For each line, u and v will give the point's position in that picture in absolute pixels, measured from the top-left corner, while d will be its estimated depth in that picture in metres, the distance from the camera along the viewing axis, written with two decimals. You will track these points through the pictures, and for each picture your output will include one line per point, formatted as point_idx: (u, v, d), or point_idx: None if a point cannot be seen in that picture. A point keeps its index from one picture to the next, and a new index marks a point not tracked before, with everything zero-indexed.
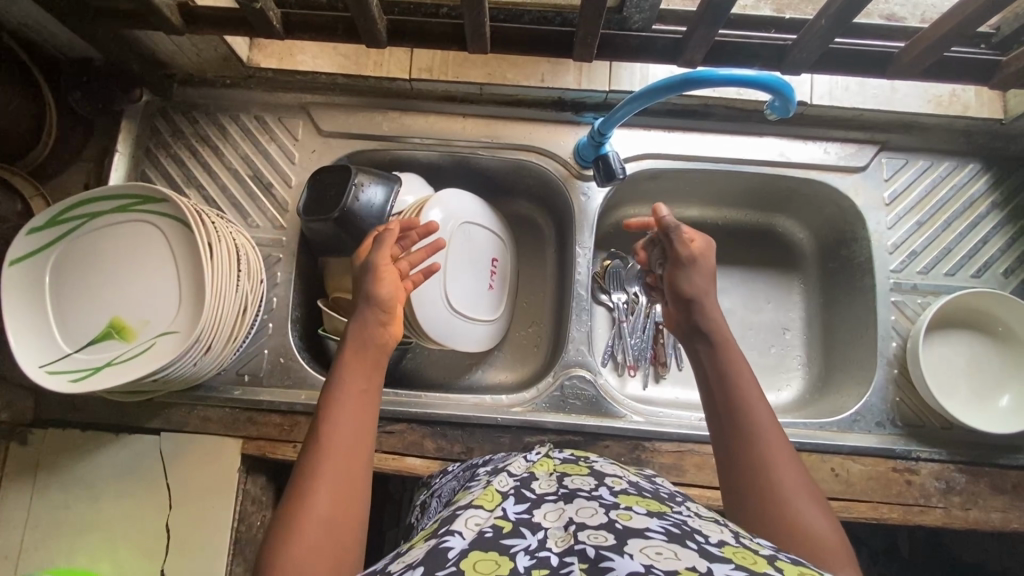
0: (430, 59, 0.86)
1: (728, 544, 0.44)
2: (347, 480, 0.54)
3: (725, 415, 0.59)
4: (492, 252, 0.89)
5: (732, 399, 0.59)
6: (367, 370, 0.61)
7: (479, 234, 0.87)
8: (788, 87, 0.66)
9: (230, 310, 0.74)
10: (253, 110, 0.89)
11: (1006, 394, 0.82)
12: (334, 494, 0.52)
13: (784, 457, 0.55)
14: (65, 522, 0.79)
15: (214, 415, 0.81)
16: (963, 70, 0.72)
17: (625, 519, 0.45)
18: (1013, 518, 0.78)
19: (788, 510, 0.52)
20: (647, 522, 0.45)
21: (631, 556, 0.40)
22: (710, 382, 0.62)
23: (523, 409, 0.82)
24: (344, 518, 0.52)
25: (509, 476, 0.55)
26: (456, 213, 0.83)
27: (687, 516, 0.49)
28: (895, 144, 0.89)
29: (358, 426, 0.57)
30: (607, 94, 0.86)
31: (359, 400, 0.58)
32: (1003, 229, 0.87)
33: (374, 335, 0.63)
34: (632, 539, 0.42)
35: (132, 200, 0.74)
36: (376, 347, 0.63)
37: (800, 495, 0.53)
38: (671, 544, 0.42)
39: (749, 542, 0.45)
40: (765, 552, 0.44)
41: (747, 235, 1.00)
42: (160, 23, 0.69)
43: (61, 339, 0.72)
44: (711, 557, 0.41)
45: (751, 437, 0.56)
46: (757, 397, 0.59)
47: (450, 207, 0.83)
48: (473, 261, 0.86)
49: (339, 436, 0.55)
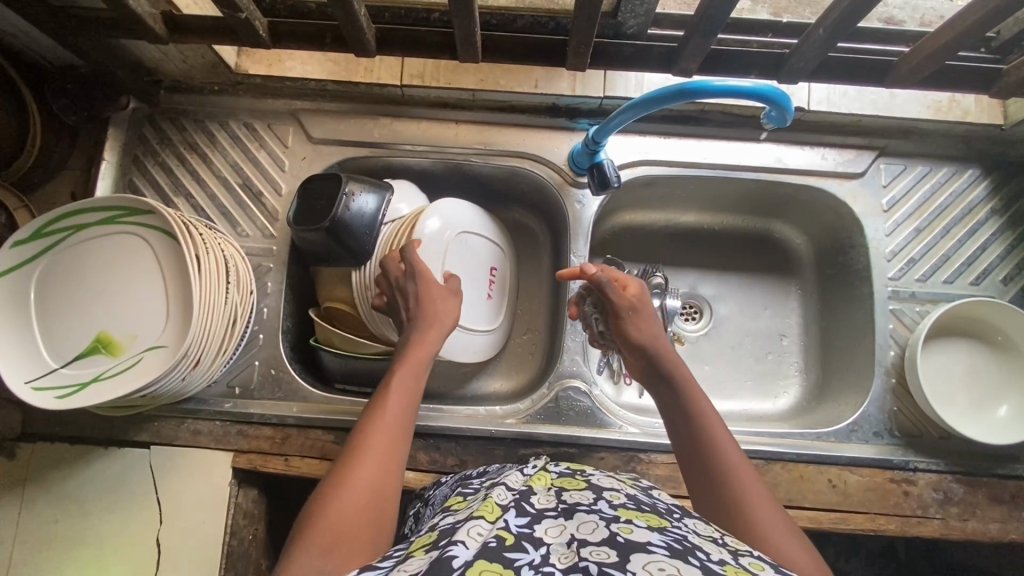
0: (422, 65, 0.84)
1: (728, 563, 0.43)
2: (390, 463, 0.55)
3: (690, 452, 0.58)
4: (490, 262, 0.88)
5: (693, 436, 0.59)
6: (417, 369, 0.65)
7: (476, 244, 0.86)
8: (785, 98, 0.65)
9: (219, 323, 0.73)
10: (242, 117, 0.88)
11: (1005, 404, 0.81)
12: (376, 473, 0.54)
13: (750, 484, 0.54)
14: (52, 538, 0.78)
15: (204, 428, 0.80)
16: (964, 77, 0.71)
17: (627, 532, 0.45)
18: (1011, 529, 0.77)
19: (762, 536, 0.50)
20: (648, 536, 0.45)
21: (633, 573, 0.39)
22: (677, 421, 0.61)
23: (517, 421, 0.81)
24: (383, 498, 0.53)
25: (508, 489, 0.54)
26: (453, 223, 0.82)
27: (687, 530, 0.48)
28: (893, 150, 0.88)
29: (404, 416, 0.60)
30: (601, 100, 0.85)
31: (407, 394, 0.62)
32: (1002, 237, 0.86)
33: (427, 339, 0.68)
34: (635, 554, 0.41)
35: (117, 212, 0.73)
36: (427, 350, 0.67)
37: (771, 521, 0.51)
38: (673, 559, 0.41)
39: (748, 562, 0.44)
40: (767, 573, 0.43)
41: (744, 240, 0.99)
42: (143, 32, 0.67)
43: (46, 355, 0.70)
44: (713, 575, 0.40)
45: (717, 468, 0.56)
46: (713, 432, 0.58)
47: (446, 216, 0.82)
48: (472, 270, 0.84)
49: (387, 422, 0.58)
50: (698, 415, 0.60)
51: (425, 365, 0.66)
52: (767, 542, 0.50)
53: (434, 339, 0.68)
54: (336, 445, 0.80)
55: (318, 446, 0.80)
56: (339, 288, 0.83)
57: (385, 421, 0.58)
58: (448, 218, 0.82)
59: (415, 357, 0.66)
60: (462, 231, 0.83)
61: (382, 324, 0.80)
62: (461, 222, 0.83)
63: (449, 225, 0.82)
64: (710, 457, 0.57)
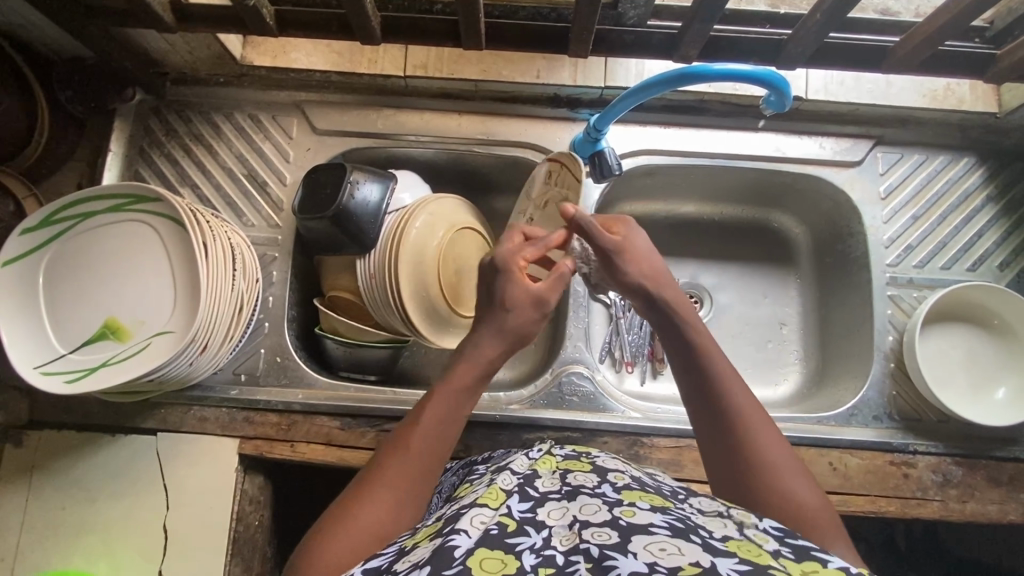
0: (426, 56, 0.86)
1: (733, 538, 0.44)
2: (412, 493, 0.54)
3: (699, 392, 0.58)
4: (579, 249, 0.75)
5: (701, 375, 0.58)
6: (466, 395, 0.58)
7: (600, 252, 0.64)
8: (784, 82, 0.67)
9: (226, 309, 0.74)
10: (247, 109, 0.89)
11: (1002, 386, 0.83)
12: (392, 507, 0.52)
13: (762, 427, 0.56)
14: (60, 524, 0.78)
15: (210, 415, 0.81)
16: (959, 63, 0.72)
17: (629, 516, 0.45)
18: (1009, 510, 0.78)
19: (772, 484, 0.53)
20: (650, 518, 0.45)
21: (634, 555, 0.40)
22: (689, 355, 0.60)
23: (521, 406, 0.82)
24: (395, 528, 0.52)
25: (511, 474, 0.54)
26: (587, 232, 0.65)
27: (692, 510, 0.49)
28: (890, 138, 0.89)
29: (436, 447, 0.56)
30: (602, 90, 0.86)
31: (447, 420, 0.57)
32: (998, 223, 0.88)
33: (485, 356, 0.59)
34: (636, 535, 0.42)
35: (125, 200, 0.73)
36: (479, 371, 0.59)
37: (786, 471, 0.53)
38: (674, 539, 0.42)
39: (753, 533, 0.45)
40: (770, 546, 0.43)
41: (743, 230, 1.00)
42: (152, 21, 0.68)
43: (56, 340, 0.71)
44: (716, 551, 0.41)
45: (729, 412, 0.56)
46: (726, 375, 0.58)
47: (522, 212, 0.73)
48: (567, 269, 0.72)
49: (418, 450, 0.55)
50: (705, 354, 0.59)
51: (475, 387, 0.59)
52: (787, 493, 0.52)
53: (495, 356, 0.60)
54: (341, 431, 0.81)
55: (324, 432, 0.81)
56: (341, 277, 0.84)
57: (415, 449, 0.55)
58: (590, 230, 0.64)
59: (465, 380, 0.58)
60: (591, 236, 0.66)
61: (385, 312, 0.81)
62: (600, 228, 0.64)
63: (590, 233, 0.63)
64: (718, 399, 0.57)
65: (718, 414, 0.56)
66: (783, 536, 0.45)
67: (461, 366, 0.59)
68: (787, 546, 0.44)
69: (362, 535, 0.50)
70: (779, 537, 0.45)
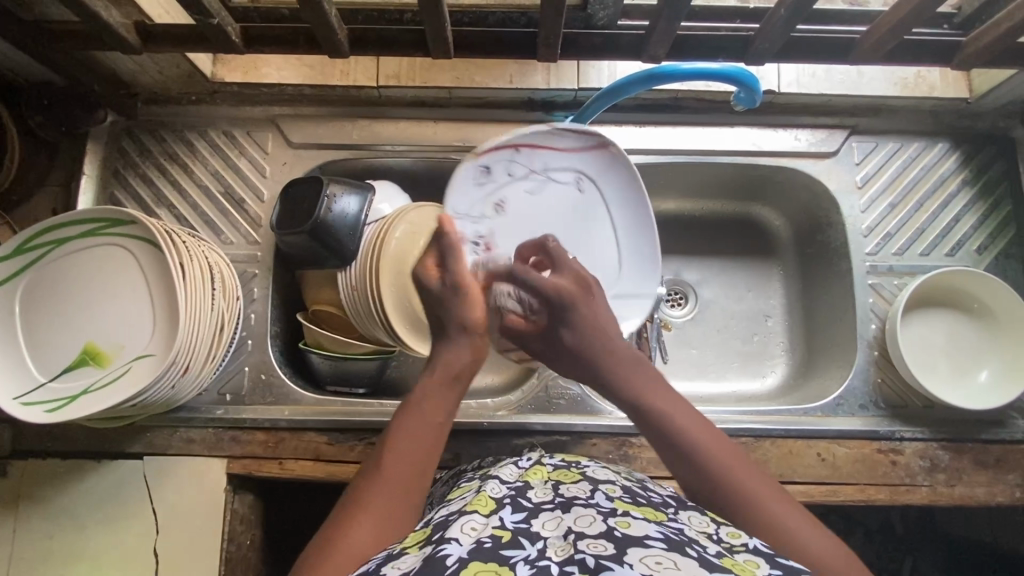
0: (397, 65, 0.85)
1: (724, 556, 0.44)
2: (398, 510, 0.54)
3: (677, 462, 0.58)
4: (583, 164, 0.69)
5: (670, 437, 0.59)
6: (441, 397, 0.61)
7: (585, 146, 0.67)
8: (753, 79, 0.68)
9: (207, 330, 0.73)
10: (221, 126, 0.88)
11: (984, 369, 0.83)
12: (376, 527, 0.52)
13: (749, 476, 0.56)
14: (49, 554, 0.78)
15: (197, 436, 0.81)
16: (927, 52, 0.72)
17: (624, 526, 0.45)
18: (997, 492, 0.79)
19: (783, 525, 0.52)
20: (646, 528, 0.45)
21: (630, 565, 0.40)
22: (653, 425, 0.60)
23: (508, 412, 0.82)
24: (383, 542, 0.51)
25: (501, 483, 0.54)
26: (504, 166, 0.64)
27: (685, 524, 0.49)
28: (865, 127, 0.89)
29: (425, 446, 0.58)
30: (576, 92, 0.85)
31: (422, 429, 0.59)
32: (975, 207, 0.88)
33: (452, 361, 0.63)
34: (631, 547, 0.42)
35: (98, 224, 0.73)
36: (449, 374, 0.62)
37: (781, 506, 0.53)
38: (670, 552, 0.42)
39: (743, 559, 0.44)
40: (762, 571, 0.43)
41: (725, 225, 1.00)
42: (116, 42, 0.68)
43: (35, 370, 0.71)
44: (711, 567, 0.41)
45: (711, 472, 0.56)
46: (709, 444, 0.57)
47: (489, 184, 0.64)
48: (581, 208, 0.70)
49: (396, 463, 0.56)
50: (664, 414, 0.60)
51: (450, 392, 0.61)
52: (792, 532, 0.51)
53: (461, 359, 0.63)
54: (331, 446, 0.81)
55: (313, 448, 0.80)
56: (325, 290, 0.83)
57: (391, 464, 0.56)
58: (492, 171, 0.63)
59: (436, 387, 0.61)
60: (496, 168, 0.63)
61: (368, 323, 0.80)
62: (519, 149, 0.64)
63: (500, 150, 0.62)
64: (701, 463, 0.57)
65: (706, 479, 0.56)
66: (773, 557, 0.45)
67: (433, 376, 0.62)
68: (777, 570, 0.43)
69: (348, 559, 0.49)
70: (769, 560, 0.45)
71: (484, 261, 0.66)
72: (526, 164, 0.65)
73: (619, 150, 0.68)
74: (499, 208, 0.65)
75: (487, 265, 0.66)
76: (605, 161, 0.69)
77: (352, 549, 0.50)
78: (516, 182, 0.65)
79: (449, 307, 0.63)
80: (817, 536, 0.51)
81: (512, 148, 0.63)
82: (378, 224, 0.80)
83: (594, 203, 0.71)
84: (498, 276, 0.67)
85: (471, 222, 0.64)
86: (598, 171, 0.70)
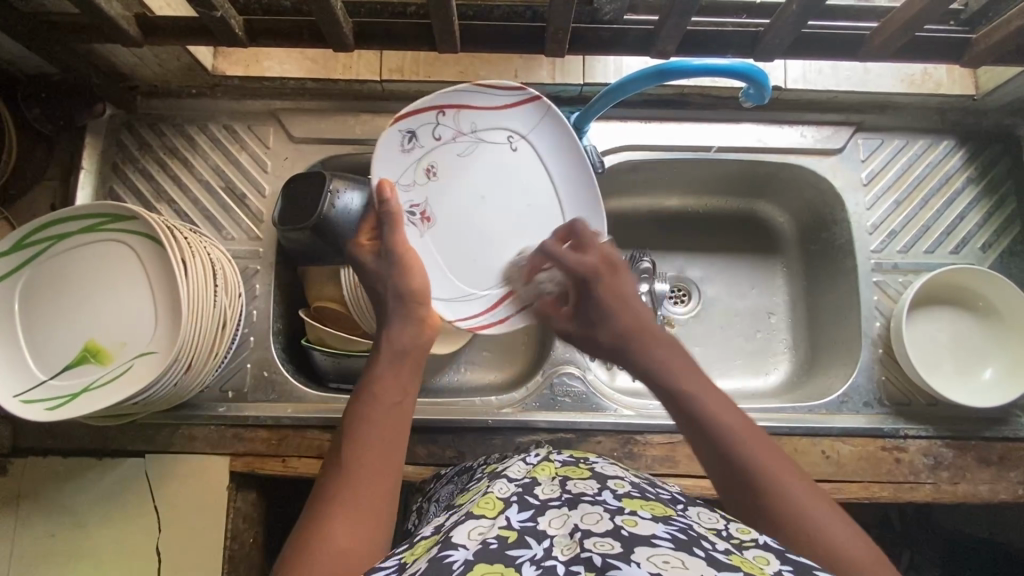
0: (400, 60, 0.84)
1: (733, 553, 0.43)
2: (376, 503, 0.51)
3: (701, 444, 0.54)
4: (515, 124, 0.75)
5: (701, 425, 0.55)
6: (395, 378, 0.59)
7: (511, 102, 0.74)
8: (762, 75, 0.68)
9: (210, 327, 0.72)
10: (222, 119, 0.87)
11: (988, 367, 0.83)
12: (351, 519, 0.49)
13: (784, 471, 0.51)
14: (50, 553, 0.77)
15: (199, 433, 0.80)
16: (936, 49, 0.72)
17: (631, 525, 0.45)
18: (1000, 489, 0.79)
19: (810, 524, 0.48)
20: (652, 528, 0.45)
21: (638, 564, 0.40)
22: (685, 408, 0.56)
23: (513, 410, 0.82)
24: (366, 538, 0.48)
25: (509, 482, 0.53)
26: (429, 129, 0.72)
27: (693, 521, 0.48)
28: (871, 124, 0.89)
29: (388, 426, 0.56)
30: (581, 87, 0.85)
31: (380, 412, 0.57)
32: (980, 205, 0.88)
33: (397, 341, 0.63)
34: (638, 546, 0.42)
35: (100, 220, 0.72)
36: (393, 353, 0.61)
37: (817, 508, 0.49)
38: (678, 552, 0.41)
39: (754, 555, 0.43)
40: (772, 567, 0.42)
41: (728, 221, 1.00)
42: (116, 35, 0.67)
43: (35, 367, 0.70)
44: (719, 565, 0.41)
45: (743, 464, 0.52)
46: (739, 427, 0.54)
47: (421, 143, 0.72)
48: (512, 162, 0.76)
49: (362, 451, 0.53)
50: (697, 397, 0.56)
51: (399, 371, 0.60)
52: (818, 533, 0.47)
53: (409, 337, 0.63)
54: (334, 443, 0.80)
55: (316, 445, 0.80)
56: (326, 287, 0.83)
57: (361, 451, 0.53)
58: (418, 135, 0.72)
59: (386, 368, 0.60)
60: (440, 130, 0.73)
61: (373, 321, 0.79)
62: (445, 110, 0.73)
63: (432, 117, 0.72)
64: (722, 444, 0.53)
65: (726, 461, 0.52)
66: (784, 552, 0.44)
67: (382, 361, 0.60)
68: (789, 566, 0.42)
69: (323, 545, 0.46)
70: (781, 556, 0.44)
71: (422, 223, 0.73)
72: (452, 127, 0.73)
73: (546, 104, 0.74)
74: (430, 172, 0.73)
75: (425, 231, 0.73)
76: (537, 119, 0.75)
77: (334, 546, 0.46)
78: (447, 146, 0.73)
79: (387, 278, 0.66)
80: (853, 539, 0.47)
81: (437, 111, 0.72)
82: None
83: (528, 158, 0.76)
84: (433, 243, 0.74)
85: (405, 188, 0.73)
86: (530, 128, 0.75)
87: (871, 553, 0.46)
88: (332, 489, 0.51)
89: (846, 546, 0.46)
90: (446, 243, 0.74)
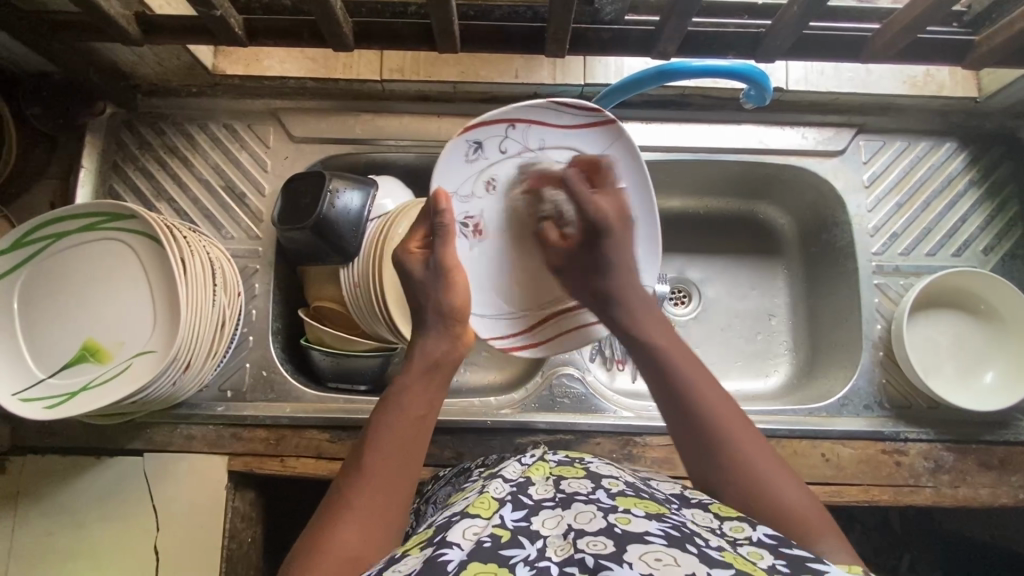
0: (401, 59, 0.84)
1: (726, 550, 0.43)
2: (385, 514, 0.51)
3: (666, 398, 0.57)
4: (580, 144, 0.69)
5: (666, 382, 0.58)
6: (424, 391, 0.58)
7: (584, 123, 0.67)
8: (762, 76, 0.70)
9: (208, 324, 0.72)
10: (221, 118, 0.87)
11: (989, 371, 0.83)
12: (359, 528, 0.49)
13: (743, 432, 0.54)
14: (48, 551, 0.77)
15: (197, 433, 0.80)
16: (938, 50, 0.72)
17: (624, 522, 0.45)
18: (1001, 493, 0.79)
19: (765, 488, 0.51)
20: (646, 525, 0.44)
21: (630, 564, 0.40)
22: (649, 361, 0.60)
23: (512, 411, 0.82)
24: (375, 545, 0.49)
25: (504, 482, 0.53)
26: (496, 141, 0.67)
27: (688, 518, 0.48)
28: (873, 126, 0.88)
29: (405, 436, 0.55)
30: (582, 88, 0.84)
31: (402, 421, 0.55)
32: (981, 207, 0.88)
33: (431, 351, 0.61)
34: (632, 544, 0.42)
35: (97, 219, 0.72)
36: (427, 364, 0.60)
37: (770, 466, 0.53)
38: (670, 548, 0.41)
39: (747, 551, 0.44)
40: (765, 562, 0.42)
41: (729, 223, 1.00)
42: (116, 34, 0.67)
43: (34, 366, 0.70)
44: (711, 564, 0.40)
45: (704, 422, 0.55)
46: (694, 383, 0.57)
47: (487, 158, 0.68)
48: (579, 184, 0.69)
49: (380, 461, 0.53)
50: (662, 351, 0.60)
51: (429, 382, 0.59)
52: (766, 493, 0.51)
53: (443, 349, 0.61)
54: (332, 443, 0.80)
55: (314, 445, 0.80)
56: (325, 287, 0.82)
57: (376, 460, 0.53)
58: (484, 146, 0.67)
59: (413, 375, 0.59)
60: (512, 144, 0.68)
61: (373, 321, 0.78)
62: (513, 125, 0.67)
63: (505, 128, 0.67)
64: (685, 404, 0.56)
65: (691, 416, 0.55)
66: (776, 545, 0.44)
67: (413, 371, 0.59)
68: (782, 560, 0.43)
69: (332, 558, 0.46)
70: (775, 552, 0.44)
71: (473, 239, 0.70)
72: (521, 142, 0.68)
73: (619, 128, 0.67)
74: (490, 186, 0.69)
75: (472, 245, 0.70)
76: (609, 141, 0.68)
77: (342, 552, 0.47)
78: (510, 160, 0.68)
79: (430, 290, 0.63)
80: (807, 502, 0.51)
81: (506, 125, 0.67)
82: (376, 225, 0.78)
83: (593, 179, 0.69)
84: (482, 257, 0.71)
85: (462, 199, 0.68)
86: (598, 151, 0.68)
87: (821, 515, 0.50)
88: (341, 497, 0.51)
89: (797, 507, 0.50)
90: (490, 262, 0.72)
